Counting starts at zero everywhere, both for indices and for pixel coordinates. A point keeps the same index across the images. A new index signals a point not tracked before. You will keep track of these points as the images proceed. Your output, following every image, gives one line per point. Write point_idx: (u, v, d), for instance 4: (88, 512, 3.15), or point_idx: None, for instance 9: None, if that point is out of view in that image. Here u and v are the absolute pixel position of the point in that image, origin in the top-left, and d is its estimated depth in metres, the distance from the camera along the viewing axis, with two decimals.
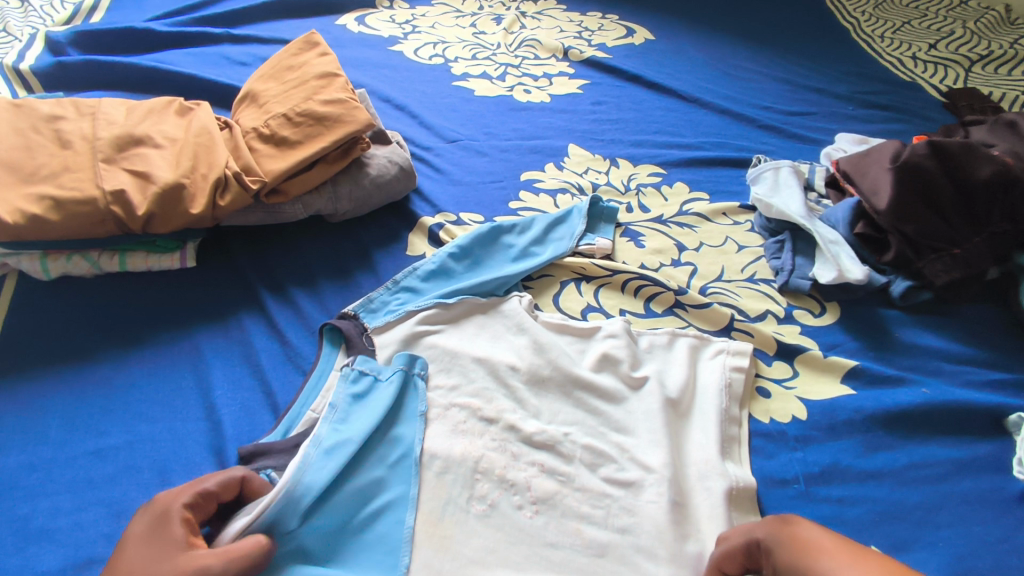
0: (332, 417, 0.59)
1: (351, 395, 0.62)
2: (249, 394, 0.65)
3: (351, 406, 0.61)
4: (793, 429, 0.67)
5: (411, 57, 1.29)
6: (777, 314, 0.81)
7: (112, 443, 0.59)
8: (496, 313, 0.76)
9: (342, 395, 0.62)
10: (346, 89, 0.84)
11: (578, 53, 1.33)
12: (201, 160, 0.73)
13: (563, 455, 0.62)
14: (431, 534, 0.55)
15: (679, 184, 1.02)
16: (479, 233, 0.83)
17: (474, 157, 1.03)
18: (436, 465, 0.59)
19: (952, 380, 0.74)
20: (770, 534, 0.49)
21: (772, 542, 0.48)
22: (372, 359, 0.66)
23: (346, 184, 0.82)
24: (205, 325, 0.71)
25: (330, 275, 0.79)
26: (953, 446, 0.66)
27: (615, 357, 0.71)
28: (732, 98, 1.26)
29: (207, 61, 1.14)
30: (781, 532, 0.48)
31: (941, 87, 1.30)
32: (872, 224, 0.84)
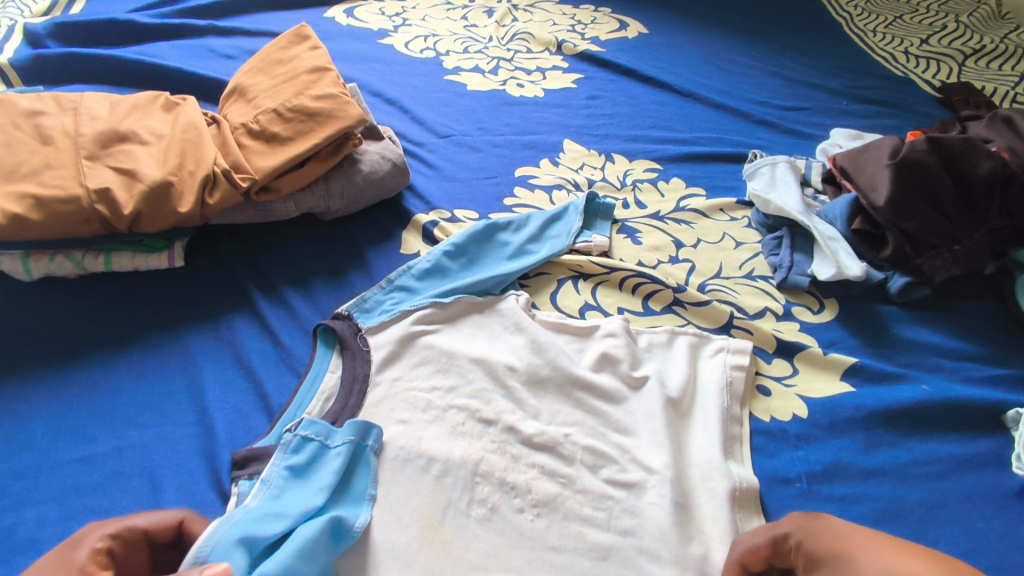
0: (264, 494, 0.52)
1: (289, 469, 0.54)
2: (241, 397, 0.63)
3: (288, 481, 0.54)
4: (794, 427, 0.67)
5: (402, 50, 1.27)
6: (775, 311, 0.80)
7: (99, 450, 0.58)
8: (493, 312, 0.74)
9: (278, 469, 0.54)
10: (338, 84, 0.82)
11: (571, 47, 1.32)
12: (188, 157, 0.71)
13: (564, 456, 0.61)
14: (431, 540, 0.54)
15: (675, 180, 1.02)
16: (474, 231, 0.82)
17: (468, 153, 1.02)
18: (434, 468, 0.58)
19: (951, 376, 0.74)
20: (801, 527, 0.51)
21: (805, 534, 0.50)
22: (318, 421, 0.57)
23: (338, 181, 0.80)
24: (194, 327, 0.69)
25: (323, 274, 0.77)
26: (953, 443, 0.66)
27: (615, 356, 0.70)
28: (726, 92, 1.26)
29: (193, 54, 1.11)
30: (812, 525, 0.50)
31: (935, 81, 1.30)
32: (870, 219, 0.84)
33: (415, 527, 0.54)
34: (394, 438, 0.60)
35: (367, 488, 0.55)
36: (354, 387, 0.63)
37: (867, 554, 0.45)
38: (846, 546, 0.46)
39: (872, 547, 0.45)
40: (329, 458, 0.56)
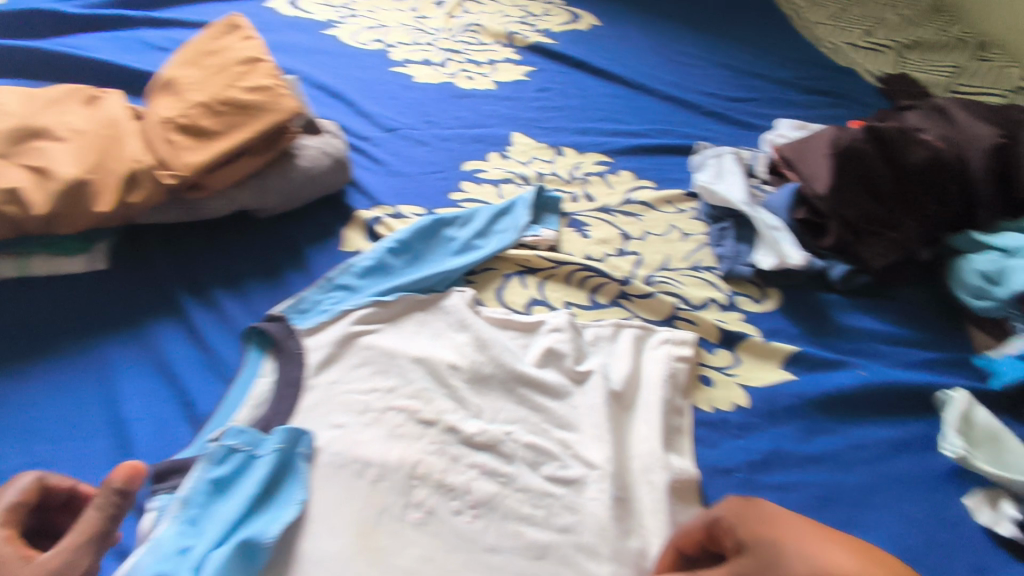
0: (182, 513, 0.51)
1: (212, 483, 0.53)
2: (165, 408, 0.61)
3: (212, 497, 0.53)
4: (736, 417, 0.67)
5: (348, 42, 1.24)
6: (720, 301, 0.81)
7: (8, 467, 0.54)
8: (436, 309, 0.73)
9: (199, 483, 0.53)
10: (272, 75, 0.79)
11: (522, 39, 1.31)
12: (108, 154, 0.68)
13: (504, 455, 0.60)
14: (364, 546, 0.52)
15: (624, 172, 1.01)
16: (418, 227, 0.80)
17: (414, 147, 1.00)
18: (369, 473, 0.56)
19: (889, 361, 0.75)
20: (734, 512, 0.49)
21: (737, 519, 0.48)
22: (246, 430, 0.56)
23: (275, 177, 0.78)
24: (118, 334, 0.66)
25: (258, 274, 0.74)
26: (888, 428, 0.68)
27: (559, 351, 0.70)
28: (676, 83, 1.26)
29: (123, 46, 1.06)
30: (745, 510, 0.49)
31: (878, 72, 1.33)
32: (813, 209, 0.85)
33: (348, 535, 0.53)
34: (329, 443, 0.58)
35: (296, 493, 0.54)
36: (288, 391, 0.61)
37: (799, 550, 0.44)
38: (777, 536, 0.45)
39: (802, 540, 0.44)
40: (255, 468, 0.55)
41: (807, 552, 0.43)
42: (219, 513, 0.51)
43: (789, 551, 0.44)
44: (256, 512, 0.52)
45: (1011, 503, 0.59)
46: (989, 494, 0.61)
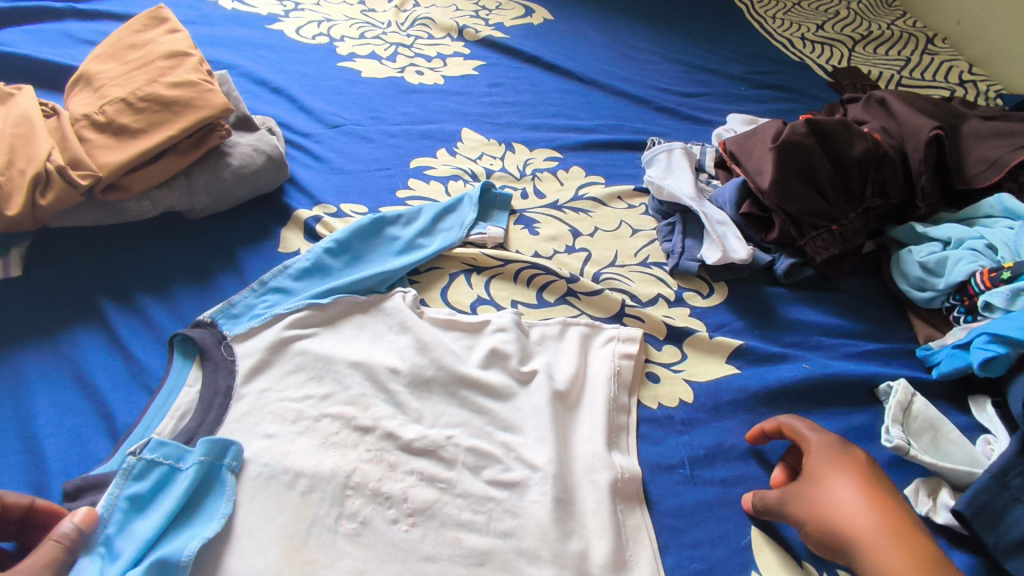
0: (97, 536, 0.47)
1: (130, 499, 0.50)
2: (80, 420, 0.57)
3: (129, 515, 0.49)
4: (681, 413, 0.67)
5: (293, 36, 1.20)
6: (668, 297, 0.80)
7: None
8: (377, 311, 0.70)
9: (115, 501, 0.49)
10: (200, 70, 0.76)
11: (473, 33, 1.29)
12: (18, 154, 0.64)
13: (445, 460, 0.59)
14: (292, 562, 0.50)
15: (575, 168, 1.00)
16: (358, 226, 0.77)
17: (359, 143, 0.97)
18: (301, 484, 0.54)
19: (831, 353, 0.76)
20: (819, 445, 0.57)
21: (815, 451, 0.57)
22: (168, 442, 0.53)
23: (203, 176, 0.74)
24: (28, 344, 0.61)
25: (187, 278, 0.71)
26: (832, 419, 0.68)
27: (504, 351, 0.68)
28: (629, 78, 1.26)
29: (47, 39, 1.00)
30: (829, 448, 0.57)
31: (827, 66, 1.35)
32: (757, 203, 0.85)
33: (275, 551, 0.50)
34: (257, 455, 0.55)
35: (221, 507, 0.51)
36: (214, 401, 0.58)
37: (841, 487, 0.53)
38: (832, 470, 0.55)
39: (852, 484, 0.53)
40: (177, 483, 0.52)
41: (847, 493, 0.52)
42: (136, 533, 0.48)
43: (832, 483, 0.53)
44: (176, 530, 0.49)
45: (948, 491, 0.60)
46: (929, 482, 0.61)
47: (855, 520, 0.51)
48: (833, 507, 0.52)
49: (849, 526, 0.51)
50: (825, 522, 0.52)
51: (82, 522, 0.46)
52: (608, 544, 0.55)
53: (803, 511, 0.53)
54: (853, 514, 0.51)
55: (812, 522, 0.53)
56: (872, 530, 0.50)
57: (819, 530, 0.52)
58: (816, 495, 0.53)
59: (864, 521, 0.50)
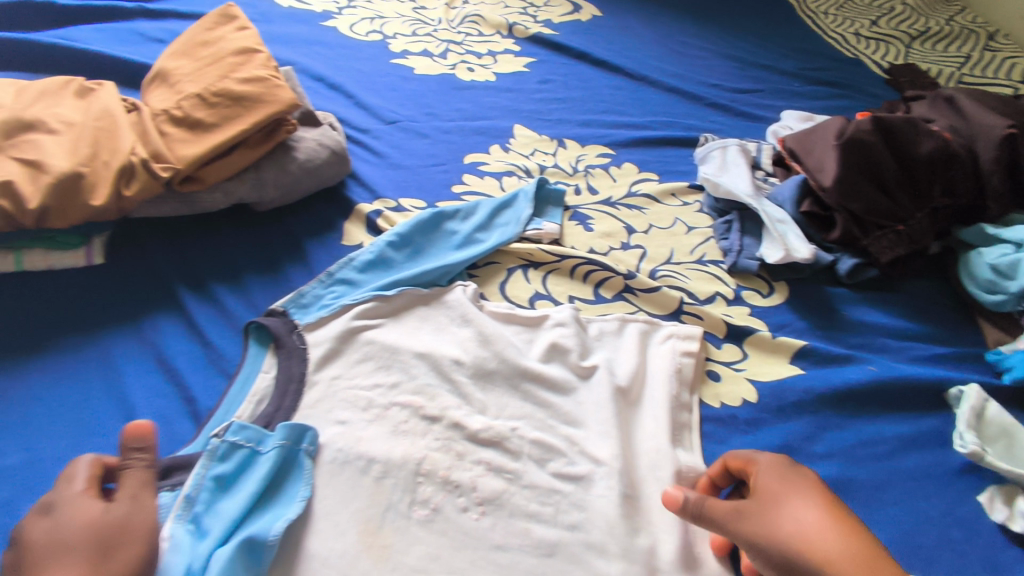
0: (186, 513, 0.50)
1: (215, 479, 0.52)
2: (166, 402, 0.60)
3: (214, 494, 0.51)
4: (744, 413, 0.67)
5: (347, 33, 1.22)
6: (726, 295, 0.80)
7: (8, 464, 0.54)
8: (439, 304, 0.71)
9: (202, 481, 0.51)
10: (268, 66, 0.78)
11: (523, 30, 1.29)
12: (102, 146, 0.66)
13: (510, 452, 0.59)
14: (369, 545, 0.51)
15: (628, 165, 1.00)
16: (419, 220, 0.79)
17: (415, 139, 0.98)
18: (374, 470, 0.55)
19: (897, 356, 0.75)
20: (769, 465, 0.55)
21: (766, 471, 0.54)
22: (248, 426, 0.55)
23: (271, 169, 0.76)
24: (114, 329, 0.65)
25: (256, 268, 0.73)
26: (898, 423, 0.67)
27: (564, 346, 0.69)
28: (680, 75, 1.25)
29: (119, 38, 1.04)
30: (778, 468, 0.54)
31: (884, 63, 1.31)
32: (818, 202, 0.84)
33: (353, 533, 0.52)
34: (331, 440, 0.57)
35: (301, 491, 0.53)
36: (289, 387, 0.60)
37: (800, 507, 0.50)
38: (790, 490, 0.52)
39: (812, 504, 0.50)
40: (258, 465, 0.53)
41: (806, 514, 0.49)
42: (222, 512, 0.50)
43: (789, 504, 0.51)
44: (259, 510, 0.51)
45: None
46: (1004, 490, 0.61)
47: (815, 543, 0.47)
48: (793, 530, 0.49)
49: (812, 549, 0.47)
50: (784, 545, 0.48)
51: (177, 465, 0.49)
52: (676, 542, 0.55)
53: (759, 533, 0.50)
54: (814, 536, 0.48)
55: (771, 545, 0.49)
56: (835, 551, 0.47)
57: (778, 552, 0.48)
58: (774, 517, 0.50)
59: (827, 544, 0.47)
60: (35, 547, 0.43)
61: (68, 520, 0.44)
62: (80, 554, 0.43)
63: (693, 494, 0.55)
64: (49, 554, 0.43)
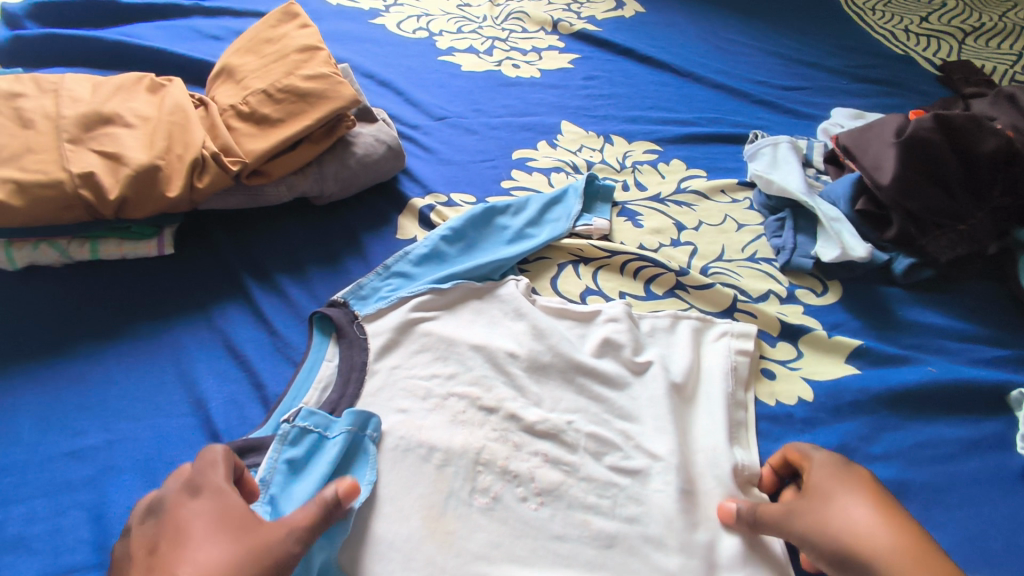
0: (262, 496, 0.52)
1: (288, 463, 0.54)
2: (236, 387, 0.62)
3: (288, 478, 0.54)
4: (799, 412, 0.67)
5: (394, 30, 1.24)
6: (779, 293, 0.79)
7: (91, 443, 0.57)
8: (492, 297, 0.72)
9: (277, 464, 0.54)
10: (329, 63, 0.79)
11: (567, 26, 1.29)
12: (176, 140, 0.69)
13: (567, 444, 0.60)
14: (433, 530, 0.53)
15: (675, 161, 1.00)
16: (472, 215, 0.80)
17: (464, 135, 0.99)
18: (435, 458, 0.57)
19: (955, 357, 0.73)
20: (822, 464, 0.55)
21: (818, 469, 0.54)
22: (316, 412, 0.57)
23: (332, 164, 0.78)
24: (186, 317, 0.68)
25: (317, 260, 0.75)
26: (959, 425, 0.66)
27: (617, 341, 0.69)
28: (726, 71, 1.23)
29: (178, 34, 1.07)
30: (831, 466, 0.54)
31: (935, 60, 1.28)
32: (873, 199, 0.82)
33: (417, 518, 0.53)
34: (394, 428, 0.59)
35: (367, 474, 0.55)
36: (352, 375, 0.62)
37: (851, 502, 0.50)
38: (840, 487, 0.52)
39: (861, 500, 0.50)
40: (327, 449, 0.56)
41: (856, 509, 0.50)
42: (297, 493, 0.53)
43: (841, 500, 0.51)
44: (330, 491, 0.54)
45: None
46: None
47: (866, 537, 0.48)
48: (842, 525, 0.49)
49: (863, 543, 0.47)
50: (836, 540, 0.49)
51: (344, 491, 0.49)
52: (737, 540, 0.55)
53: (811, 528, 0.50)
54: (866, 531, 0.48)
55: (822, 540, 0.49)
56: (888, 547, 0.47)
57: (829, 548, 0.49)
58: (823, 514, 0.51)
59: (879, 538, 0.47)
60: (182, 527, 0.44)
61: (216, 506, 0.46)
62: (230, 538, 0.44)
63: (746, 502, 0.56)
64: (196, 534, 0.44)
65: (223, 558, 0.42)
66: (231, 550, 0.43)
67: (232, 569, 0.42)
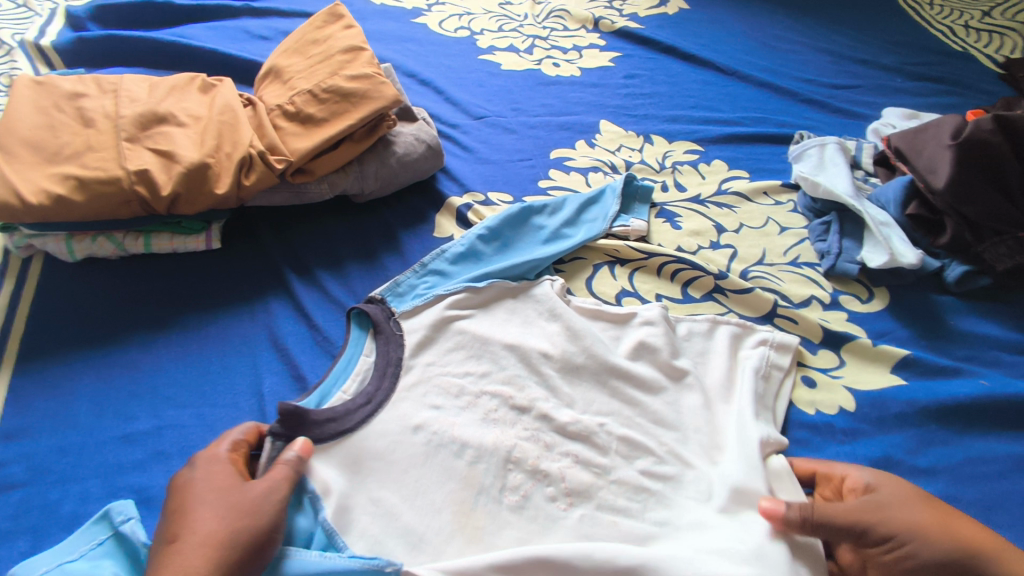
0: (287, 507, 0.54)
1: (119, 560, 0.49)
2: (278, 378, 0.64)
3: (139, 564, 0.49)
4: (840, 422, 0.65)
5: (436, 30, 1.25)
6: (822, 299, 0.77)
7: (141, 428, 0.59)
8: (527, 297, 0.73)
9: (104, 556, 0.49)
10: (372, 64, 0.81)
11: (609, 24, 1.28)
12: (225, 139, 0.71)
13: (598, 447, 0.60)
14: (463, 525, 0.54)
15: (717, 162, 0.98)
16: (508, 214, 0.80)
17: (502, 134, 1.00)
18: (468, 454, 0.58)
19: (1009, 371, 0.70)
20: (870, 476, 0.55)
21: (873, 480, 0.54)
22: (94, 527, 0.50)
23: (373, 163, 0.80)
24: (231, 311, 0.70)
25: (357, 257, 0.77)
26: (1013, 441, 0.63)
27: (653, 345, 0.68)
28: (771, 69, 1.20)
29: (229, 35, 1.11)
30: (879, 479, 0.55)
31: (996, 57, 1.22)
32: (927, 205, 0.79)
33: (447, 513, 0.55)
34: (428, 423, 0.60)
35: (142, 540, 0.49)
36: (388, 370, 0.63)
37: (920, 505, 0.52)
38: (902, 492, 0.53)
39: (925, 500, 0.52)
40: (118, 542, 0.50)
41: (930, 509, 0.51)
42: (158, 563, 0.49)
43: (913, 506, 0.51)
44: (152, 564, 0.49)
45: None
46: None
47: (955, 530, 0.50)
48: (930, 520, 0.50)
49: (952, 536, 0.50)
50: (938, 548, 0.49)
51: (303, 451, 0.54)
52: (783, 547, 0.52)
53: (908, 539, 0.50)
54: (954, 529, 0.50)
55: (926, 550, 0.49)
56: (977, 539, 0.50)
57: (939, 555, 0.49)
58: (906, 511, 0.51)
59: (966, 532, 0.50)
60: (183, 492, 0.50)
61: (208, 473, 0.51)
62: (219, 503, 0.48)
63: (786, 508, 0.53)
64: (201, 496, 0.49)
65: (217, 522, 0.47)
66: (224, 517, 0.47)
67: (227, 531, 0.46)
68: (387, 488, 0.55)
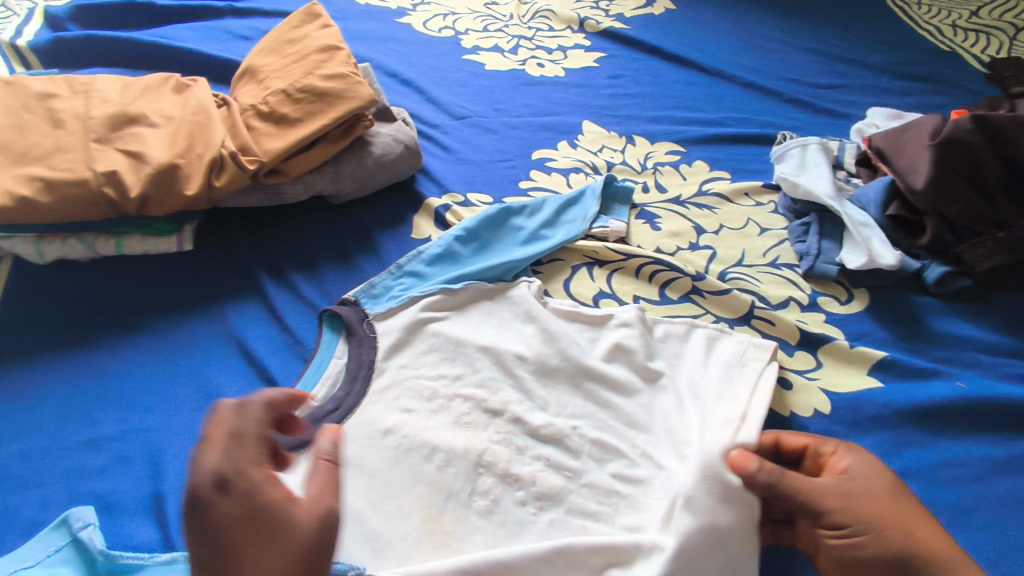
0: None
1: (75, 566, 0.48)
2: (247, 382, 0.64)
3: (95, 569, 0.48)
4: (816, 424, 0.65)
5: (421, 30, 1.24)
6: (800, 301, 0.77)
7: (106, 433, 0.59)
8: (503, 299, 0.72)
9: (61, 563, 0.48)
10: (349, 63, 0.80)
11: (595, 24, 1.27)
12: (197, 140, 0.71)
13: (570, 450, 0.60)
14: (430, 530, 0.54)
15: (699, 162, 0.97)
16: (486, 216, 0.79)
17: (483, 134, 0.99)
18: (438, 458, 0.57)
19: (988, 373, 0.70)
20: (855, 463, 0.54)
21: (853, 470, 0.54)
22: (53, 533, 0.50)
23: (349, 164, 0.80)
24: (202, 314, 0.69)
25: (332, 259, 0.77)
26: (990, 443, 0.63)
27: (628, 347, 0.67)
28: (756, 69, 1.20)
29: (209, 35, 1.10)
30: (862, 469, 0.54)
31: (983, 56, 1.22)
32: (907, 205, 0.79)
33: (415, 518, 0.54)
34: (398, 426, 0.59)
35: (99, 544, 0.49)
36: (359, 373, 0.63)
37: (890, 505, 0.51)
38: (878, 488, 0.52)
39: (898, 504, 0.52)
40: (75, 548, 0.49)
41: (898, 513, 0.51)
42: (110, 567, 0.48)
43: (883, 505, 0.51)
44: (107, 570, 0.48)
45: None
46: None
47: (915, 536, 0.50)
48: (891, 521, 0.50)
49: (910, 541, 0.49)
50: (889, 546, 0.49)
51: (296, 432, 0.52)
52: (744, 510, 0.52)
53: (863, 530, 0.50)
54: (915, 535, 0.50)
55: (875, 545, 0.50)
56: (940, 552, 0.49)
57: (885, 552, 0.49)
58: (873, 507, 0.51)
59: (930, 542, 0.49)
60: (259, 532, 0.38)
61: (257, 507, 0.39)
62: (270, 548, 0.38)
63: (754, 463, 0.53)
64: (241, 543, 0.37)
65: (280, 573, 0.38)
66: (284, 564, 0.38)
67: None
68: (354, 492, 0.55)
